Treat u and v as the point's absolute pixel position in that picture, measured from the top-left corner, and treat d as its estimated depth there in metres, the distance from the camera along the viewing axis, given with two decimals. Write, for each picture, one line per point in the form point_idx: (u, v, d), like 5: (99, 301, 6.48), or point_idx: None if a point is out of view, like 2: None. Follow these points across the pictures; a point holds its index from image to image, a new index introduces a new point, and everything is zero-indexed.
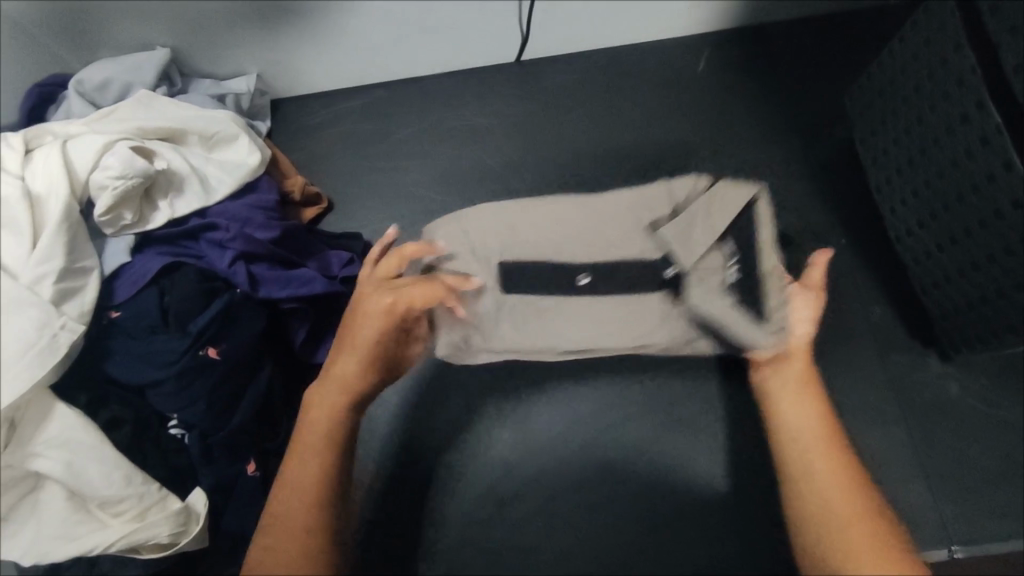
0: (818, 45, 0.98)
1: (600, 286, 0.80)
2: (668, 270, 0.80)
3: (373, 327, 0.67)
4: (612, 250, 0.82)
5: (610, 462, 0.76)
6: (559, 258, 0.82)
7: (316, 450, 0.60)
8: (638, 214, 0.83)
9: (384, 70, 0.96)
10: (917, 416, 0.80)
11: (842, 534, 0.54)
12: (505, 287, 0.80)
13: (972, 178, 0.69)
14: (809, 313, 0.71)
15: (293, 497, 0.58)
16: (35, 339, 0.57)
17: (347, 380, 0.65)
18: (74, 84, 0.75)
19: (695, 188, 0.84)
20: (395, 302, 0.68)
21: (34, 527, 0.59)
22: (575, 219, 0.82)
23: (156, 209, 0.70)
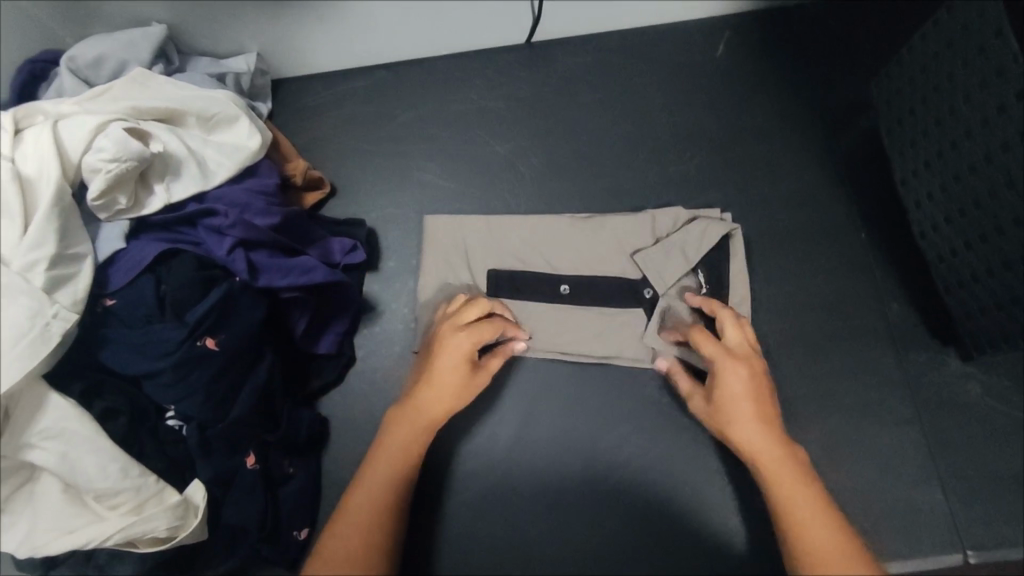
0: (842, 30, 0.94)
1: (581, 296, 0.81)
2: (646, 292, 0.81)
3: (451, 359, 0.68)
4: (593, 267, 0.82)
5: (612, 459, 0.76)
6: (545, 269, 0.82)
7: (391, 466, 0.64)
8: (621, 239, 0.83)
9: (389, 51, 0.92)
10: (934, 417, 0.77)
11: None
12: (491, 291, 0.81)
13: (1009, 174, 0.67)
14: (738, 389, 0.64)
15: (364, 504, 0.61)
16: (27, 328, 0.55)
17: (422, 413, 0.66)
18: (66, 61, 0.71)
19: (676, 222, 0.83)
20: (475, 340, 0.69)
21: (30, 520, 0.58)
22: (556, 239, 0.83)
23: (152, 192, 0.67)
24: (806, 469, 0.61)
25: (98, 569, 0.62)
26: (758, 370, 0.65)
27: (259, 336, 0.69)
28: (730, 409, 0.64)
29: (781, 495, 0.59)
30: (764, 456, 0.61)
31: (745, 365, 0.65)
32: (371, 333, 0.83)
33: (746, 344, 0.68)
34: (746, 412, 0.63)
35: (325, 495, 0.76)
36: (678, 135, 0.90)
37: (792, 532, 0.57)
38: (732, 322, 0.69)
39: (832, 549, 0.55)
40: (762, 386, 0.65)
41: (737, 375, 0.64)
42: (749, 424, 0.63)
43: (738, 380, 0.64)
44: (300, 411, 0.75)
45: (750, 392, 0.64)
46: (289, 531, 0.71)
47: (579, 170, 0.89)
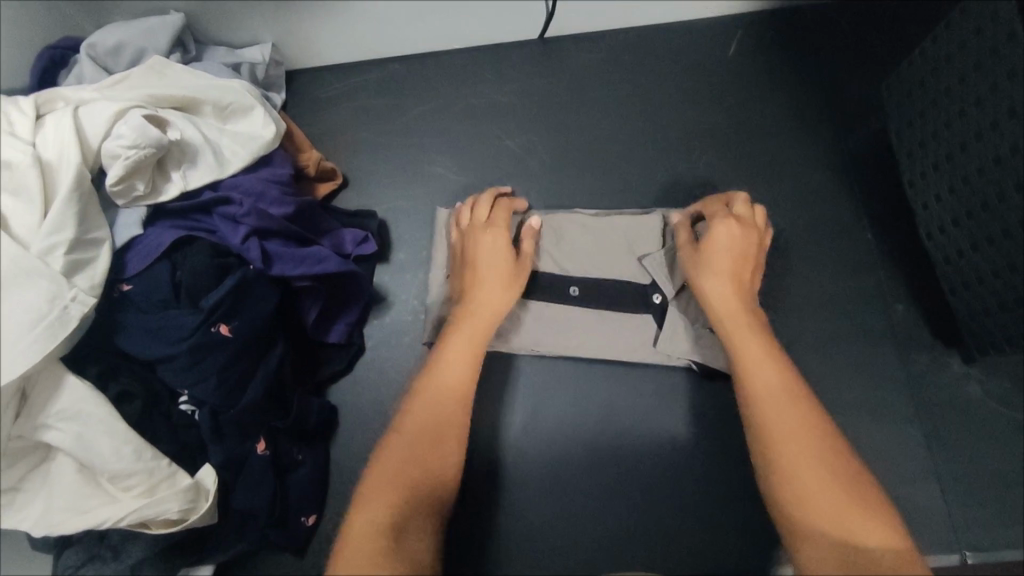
0: (855, 32, 0.94)
1: (590, 297, 0.82)
2: (655, 296, 0.81)
3: (486, 261, 0.74)
4: (602, 271, 0.82)
5: (616, 450, 0.78)
6: (553, 271, 0.82)
7: (416, 439, 0.60)
8: (631, 241, 0.83)
9: (402, 45, 0.92)
10: (936, 419, 0.78)
11: (798, 478, 0.55)
12: None
13: (1020, 174, 0.66)
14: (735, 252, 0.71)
15: (390, 481, 0.56)
16: (46, 310, 0.56)
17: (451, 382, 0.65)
18: (86, 48, 0.72)
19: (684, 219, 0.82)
20: (497, 233, 0.76)
21: (45, 499, 0.59)
22: (565, 233, 0.83)
23: (169, 180, 0.68)
24: (782, 361, 0.63)
25: (111, 550, 0.64)
26: (751, 237, 0.73)
27: (272, 323, 0.70)
28: (715, 261, 0.71)
29: (759, 379, 0.61)
30: (740, 341, 0.64)
31: (741, 231, 0.72)
32: (380, 324, 0.84)
33: (750, 218, 0.74)
34: (719, 284, 0.69)
35: (333, 482, 0.78)
36: (689, 133, 0.90)
37: (765, 414, 0.59)
38: (747, 203, 0.77)
39: (806, 438, 0.56)
40: (748, 251, 0.72)
41: (730, 233, 0.72)
42: (726, 290, 0.69)
43: (730, 238, 0.71)
44: (310, 398, 0.76)
45: (735, 254, 0.71)
46: (298, 517, 0.73)
47: (589, 166, 0.90)
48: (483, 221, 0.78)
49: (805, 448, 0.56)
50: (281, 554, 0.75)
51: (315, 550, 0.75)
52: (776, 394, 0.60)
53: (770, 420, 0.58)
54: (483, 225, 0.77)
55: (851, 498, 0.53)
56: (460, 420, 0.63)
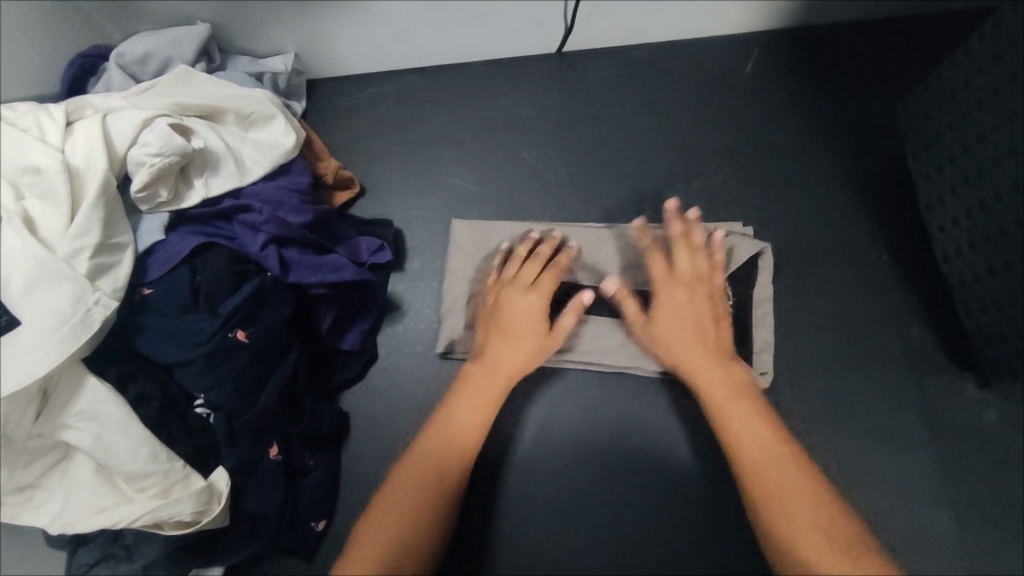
0: (872, 52, 0.94)
1: (604, 306, 0.82)
2: None
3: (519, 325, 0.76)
4: (620, 281, 0.83)
5: (624, 467, 0.78)
6: (569, 278, 0.83)
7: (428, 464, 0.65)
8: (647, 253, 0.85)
9: (422, 57, 0.94)
10: (949, 442, 0.77)
11: (781, 507, 0.59)
12: None
13: (1019, 211, 0.67)
14: (683, 313, 0.74)
15: (392, 521, 0.61)
16: (70, 313, 0.57)
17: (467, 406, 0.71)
18: (115, 56, 0.74)
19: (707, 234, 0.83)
20: (537, 299, 0.77)
21: (63, 497, 0.60)
22: (584, 244, 0.84)
23: (191, 187, 0.70)
24: (763, 410, 0.67)
25: (125, 549, 0.64)
26: (699, 292, 0.76)
27: (287, 330, 0.71)
28: (675, 331, 0.73)
29: (744, 431, 0.65)
30: (722, 398, 0.68)
31: (680, 288, 0.76)
32: (394, 332, 0.85)
33: (691, 272, 0.77)
34: (688, 349, 0.72)
35: (343, 488, 0.78)
36: (705, 150, 0.91)
37: (747, 452, 0.63)
38: (693, 248, 0.78)
39: (793, 481, 0.60)
40: (703, 310, 0.75)
41: (674, 300, 0.75)
42: (699, 355, 0.72)
43: (677, 305, 0.75)
44: (323, 405, 0.76)
45: (689, 319, 0.74)
46: (307, 522, 0.74)
47: (604, 181, 0.90)
48: (523, 279, 0.79)
49: (793, 488, 0.60)
50: (289, 558, 0.76)
51: (322, 555, 0.76)
52: (755, 432, 0.64)
53: (760, 466, 0.62)
54: (521, 286, 0.78)
55: (827, 528, 0.57)
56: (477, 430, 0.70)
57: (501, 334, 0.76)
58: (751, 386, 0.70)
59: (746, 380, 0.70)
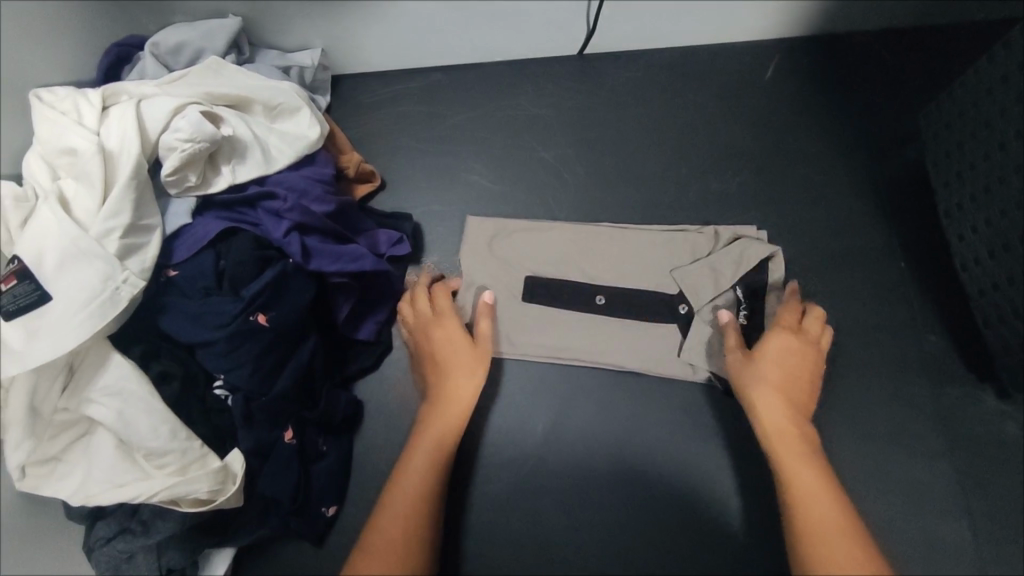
0: (894, 62, 0.94)
1: (616, 307, 0.83)
2: (682, 307, 0.82)
3: (449, 339, 0.77)
4: (633, 282, 0.84)
5: (635, 467, 0.78)
6: (581, 279, 0.84)
7: (424, 468, 0.68)
8: (662, 256, 0.85)
9: (446, 55, 0.95)
10: (965, 451, 0.77)
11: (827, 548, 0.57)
12: (527, 297, 0.84)
13: None
14: (783, 367, 0.72)
15: (396, 521, 0.64)
16: (99, 290, 0.59)
17: (455, 413, 0.73)
18: (150, 46, 0.77)
19: (717, 239, 0.85)
20: (448, 313, 0.79)
21: (84, 470, 0.62)
22: (598, 246, 0.86)
23: (219, 173, 0.71)
24: (820, 460, 0.66)
25: (141, 525, 0.65)
26: (808, 355, 0.73)
27: (306, 317, 0.72)
28: (767, 377, 0.71)
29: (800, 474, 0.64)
30: (783, 443, 0.67)
31: (796, 347, 0.73)
32: None
33: (813, 339, 0.74)
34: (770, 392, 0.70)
35: (355, 477, 0.79)
36: (724, 154, 0.91)
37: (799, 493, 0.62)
38: (820, 322, 0.76)
39: (840, 526, 0.59)
40: (803, 371, 0.72)
41: (786, 348, 0.73)
42: (777, 402, 0.69)
43: (786, 353, 0.72)
44: (338, 393, 0.77)
45: (788, 374, 0.71)
46: (319, 507, 0.75)
47: (623, 181, 0.91)
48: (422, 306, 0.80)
49: (836, 527, 0.59)
50: (300, 544, 0.77)
51: (332, 541, 0.76)
52: (812, 477, 0.63)
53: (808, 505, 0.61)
54: (427, 313, 0.79)
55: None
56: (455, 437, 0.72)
57: (441, 350, 0.76)
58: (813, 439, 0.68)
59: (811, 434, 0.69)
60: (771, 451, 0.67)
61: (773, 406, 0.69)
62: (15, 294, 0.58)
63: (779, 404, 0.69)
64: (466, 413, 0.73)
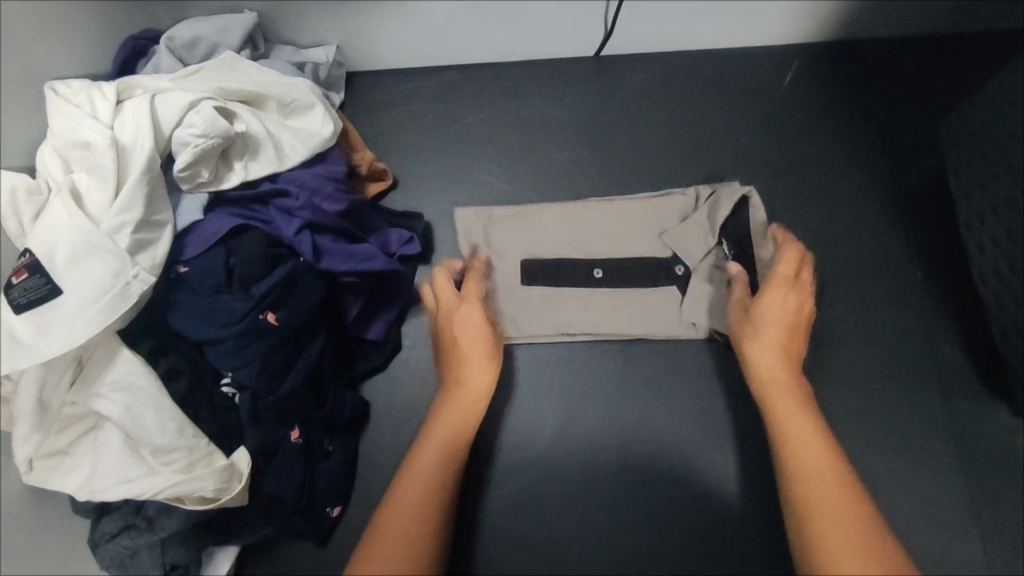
0: (916, 69, 0.92)
1: (614, 277, 0.84)
2: (678, 269, 0.83)
3: (471, 333, 0.75)
4: (627, 250, 0.85)
5: (642, 476, 0.77)
6: (578, 254, 0.85)
7: (433, 466, 0.67)
8: (651, 219, 0.86)
9: (461, 54, 0.94)
10: (979, 468, 0.75)
11: (825, 524, 0.56)
12: (527, 278, 0.84)
13: None
14: (782, 315, 0.71)
15: (404, 519, 0.63)
16: (110, 285, 0.59)
17: (458, 409, 0.71)
18: (165, 40, 0.76)
19: (699, 199, 0.86)
20: (473, 303, 0.77)
21: (90, 465, 0.61)
22: (592, 219, 0.86)
23: (231, 169, 0.71)
24: (819, 421, 0.65)
25: (147, 521, 0.65)
26: (804, 304, 0.73)
27: (316, 316, 0.72)
28: (765, 331, 0.71)
29: (801, 440, 0.63)
30: (777, 403, 0.67)
31: (795, 297, 0.72)
32: (417, 324, 0.85)
33: (807, 295, 0.74)
34: (774, 355, 0.70)
35: (360, 477, 0.79)
36: (739, 160, 0.90)
37: (797, 467, 0.61)
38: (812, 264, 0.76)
39: (836, 502, 0.58)
40: (800, 322, 0.72)
41: (783, 301, 0.72)
42: (773, 357, 0.70)
43: (782, 307, 0.71)
44: (345, 392, 0.76)
45: (785, 328, 0.71)
46: (324, 508, 0.74)
47: (637, 185, 0.90)
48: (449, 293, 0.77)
49: (831, 497, 0.58)
50: (304, 543, 0.76)
51: (335, 542, 0.76)
52: (806, 444, 0.63)
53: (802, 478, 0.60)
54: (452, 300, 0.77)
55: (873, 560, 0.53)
56: (466, 441, 0.71)
57: (463, 340, 0.75)
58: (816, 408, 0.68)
59: (812, 398, 0.69)
60: (771, 417, 0.66)
61: (771, 366, 0.69)
62: (27, 288, 0.58)
63: (778, 363, 0.70)
64: (478, 414, 0.72)
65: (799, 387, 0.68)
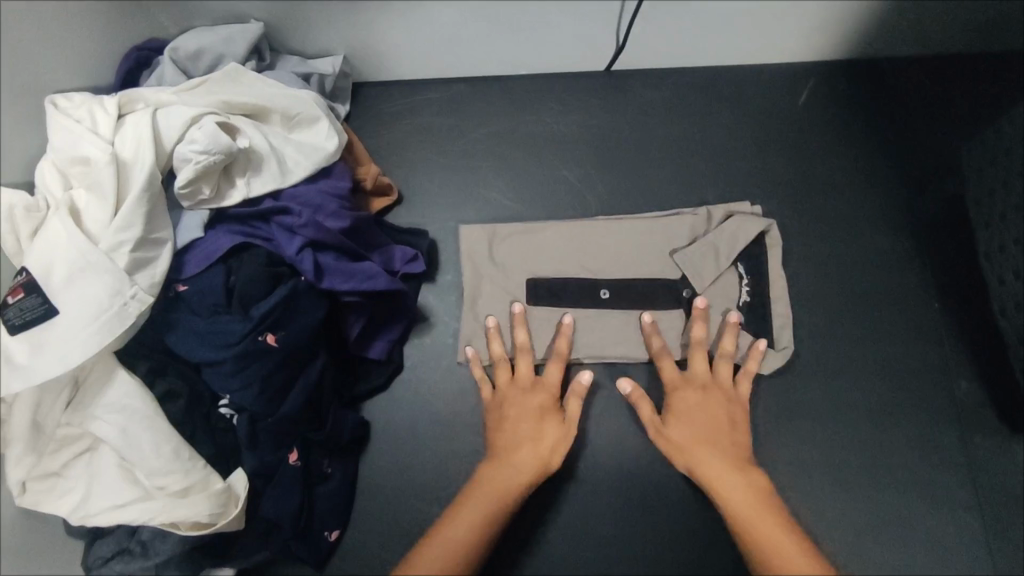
0: (937, 90, 0.90)
1: (622, 299, 0.81)
2: (685, 292, 0.81)
3: (528, 420, 0.74)
4: (634, 270, 0.82)
5: (645, 508, 0.77)
6: (583, 274, 0.82)
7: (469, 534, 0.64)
8: (659, 239, 0.83)
9: (469, 67, 0.93)
10: (994, 506, 0.75)
11: None
12: (531, 299, 0.82)
13: None
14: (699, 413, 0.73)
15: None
16: (107, 305, 0.57)
17: (514, 476, 0.70)
18: (169, 51, 0.75)
19: (711, 219, 0.83)
20: (549, 393, 0.76)
21: (85, 487, 0.60)
22: (598, 238, 0.83)
23: (233, 186, 0.70)
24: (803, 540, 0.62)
25: (140, 545, 0.63)
26: (714, 398, 0.74)
27: (316, 336, 0.71)
28: (692, 435, 0.71)
29: (754, 521, 0.64)
30: (743, 514, 0.64)
31: (701, 394, 0.75)
32: (420, 344, 0.83)
33: (717, 387, 0.75)
34: (710, 448, 0.70)
35: (360, 499, 0.77)
36: (750, 181, 0.88)
37: None
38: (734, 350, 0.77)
39: None
40: (718, 417, 0.73)
41: (691, 399, 0.74)
42: (712, 458, 0.69)
43: (694, 406, 0.74)
44: (345, 412, 0.75)
45: (704, 426, 0.72)
46: (322, 532, 0.73)
47: (647, 206, 0.88)
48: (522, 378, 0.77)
49: None
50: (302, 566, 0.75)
51: (334, 566, 0.75)
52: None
53: None
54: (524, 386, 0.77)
55: None
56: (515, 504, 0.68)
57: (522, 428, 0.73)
58: (770, 492, 0.67)
59: (775, 501, 0.67)
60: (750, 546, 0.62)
61: (715, 467, 0.69)
62: (22, 307, 0.57)
63: (717, 459, 0.69)
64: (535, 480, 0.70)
65: (761, 494, 0.66)
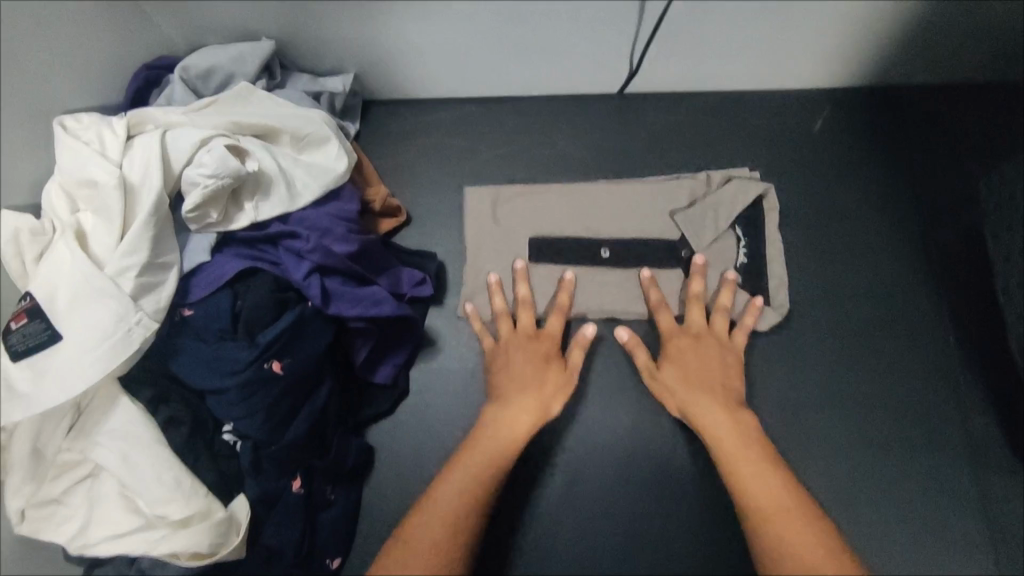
0: (954, 121, 0.89)
1: (622, 259, 0.83)
2: (683, 252, 0.83)
3: (525, 361, 0.75)
4: (636, 228, 0.84)
5: (653, 540, 0.75)
6: (585, 234, 0.84)
7: (462, 486, 0.64)
8: (660, 203, 0.85)
9: (480, 87, 0.92)
10: (1009, 546, 0.74)
11: None
12: (533, 256, 0.84)
13: None
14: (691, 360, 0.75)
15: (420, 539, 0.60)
16: (111, 331, 0.57)
17: (510, 430, 0.69)
18: (180, 70, 0.75)
19: (710, 183, 0.86)
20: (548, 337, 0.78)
21: (84, 515, 0.59)
22: (601, 203, 0.86)
23: (241, 209, 0.69)
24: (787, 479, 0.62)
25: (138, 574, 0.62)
26: (709, 346, 0.76)
27: (322, 362, 0.70)
28: (686, 383, 0.73)
29: (738, 456, 0.64)
30: (729, 450, 0.65)
31: (693, 341, 0.76)
32: (427, 368, 0.82)
33: (711, 335, 0.77)
34: (707, 397, 0.71)
35: (363, 527, 0.76)
36: None
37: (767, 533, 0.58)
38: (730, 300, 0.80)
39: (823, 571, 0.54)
40: (710, 362, 0.75)
41: (686, 345, 0.76)
42: (705, 403, 0.71)
43: (687, 352, 0.75)
44: (350, 437, 0.75)
45: (696, 370, 0.74)
46: (323, 559, 0.72)
47: None
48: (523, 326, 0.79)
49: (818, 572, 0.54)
50: None
51: None
52: (784, 509, 0.59)
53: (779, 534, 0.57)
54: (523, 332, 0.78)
55: None
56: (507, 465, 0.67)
57: (521, 371, 0.75)
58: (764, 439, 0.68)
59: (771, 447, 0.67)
60: (731, 477, 0.63)
61: (708, 412, 0.70)
62: (25, 333, 0.56)
63: (711, 406, 0.70)
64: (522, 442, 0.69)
65: (755, 440, 0.67)
